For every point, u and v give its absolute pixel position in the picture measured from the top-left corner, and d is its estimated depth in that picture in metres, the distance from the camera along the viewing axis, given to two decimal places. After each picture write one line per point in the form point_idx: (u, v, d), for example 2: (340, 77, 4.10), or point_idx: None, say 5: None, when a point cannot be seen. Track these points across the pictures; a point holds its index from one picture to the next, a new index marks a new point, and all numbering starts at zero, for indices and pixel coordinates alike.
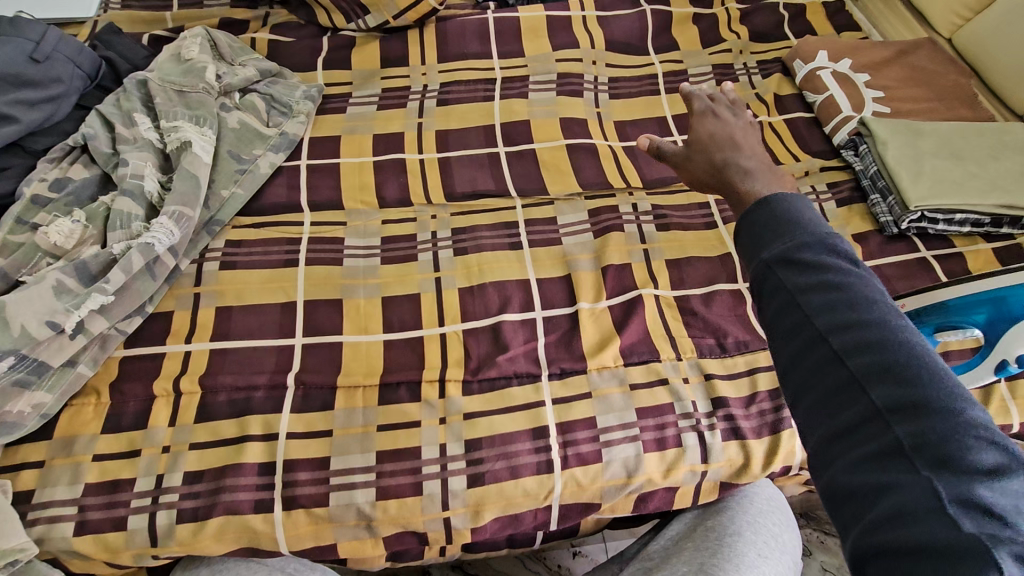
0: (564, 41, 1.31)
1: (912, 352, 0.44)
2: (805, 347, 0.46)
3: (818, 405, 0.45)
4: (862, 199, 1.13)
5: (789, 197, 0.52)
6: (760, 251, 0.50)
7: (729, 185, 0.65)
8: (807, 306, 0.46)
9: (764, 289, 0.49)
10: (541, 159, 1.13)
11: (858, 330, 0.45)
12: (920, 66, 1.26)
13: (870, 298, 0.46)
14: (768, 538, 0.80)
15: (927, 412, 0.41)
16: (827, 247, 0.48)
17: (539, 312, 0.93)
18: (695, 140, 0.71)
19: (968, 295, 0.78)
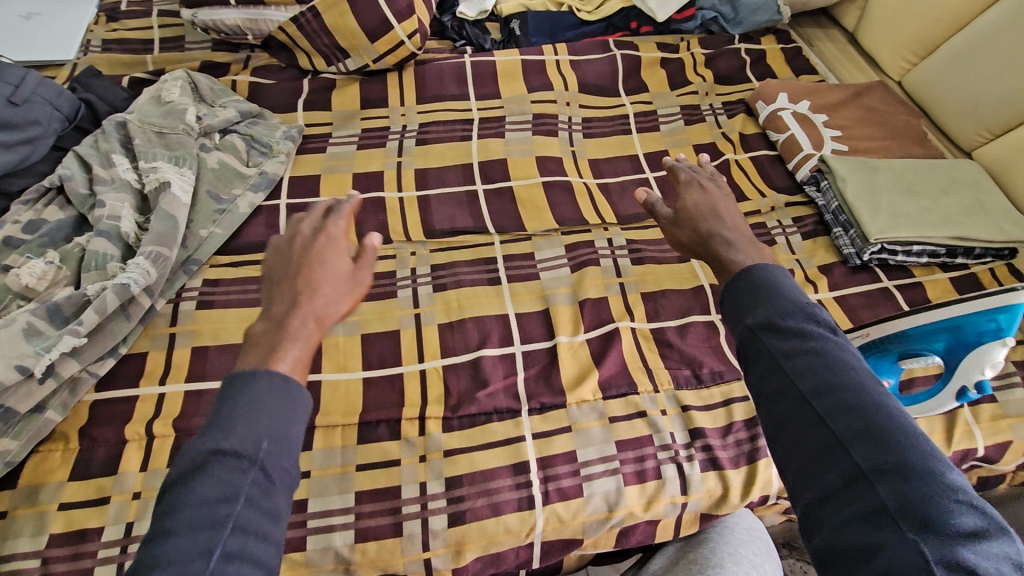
0: (539, 83, 1.37)
1: (890, 416, 0.47)
2: (790, 409, 0.49)
3: (805, 467, 0.48)
4: (825, 232, 1.18)
5: (770, 269, 0.57)
6: (745, 318, 0.55)
7: (714, 254, 0.68)
8: (791, 370, 0.50)
9: (749, 353, 0.53)
10: (518, 196, 1.16)
11: (839, 394, 0.48)
12: (873, 107, 1.34)
13: (847, 363, 0.50)
14: (749, 568, 0.80)
15: (908, 473, 0.44)
16: (806, 314, 0.53)
17: (518, 347, 0.94)
18: (682, 209, 0.75)
19: (934, 323, 0.81)
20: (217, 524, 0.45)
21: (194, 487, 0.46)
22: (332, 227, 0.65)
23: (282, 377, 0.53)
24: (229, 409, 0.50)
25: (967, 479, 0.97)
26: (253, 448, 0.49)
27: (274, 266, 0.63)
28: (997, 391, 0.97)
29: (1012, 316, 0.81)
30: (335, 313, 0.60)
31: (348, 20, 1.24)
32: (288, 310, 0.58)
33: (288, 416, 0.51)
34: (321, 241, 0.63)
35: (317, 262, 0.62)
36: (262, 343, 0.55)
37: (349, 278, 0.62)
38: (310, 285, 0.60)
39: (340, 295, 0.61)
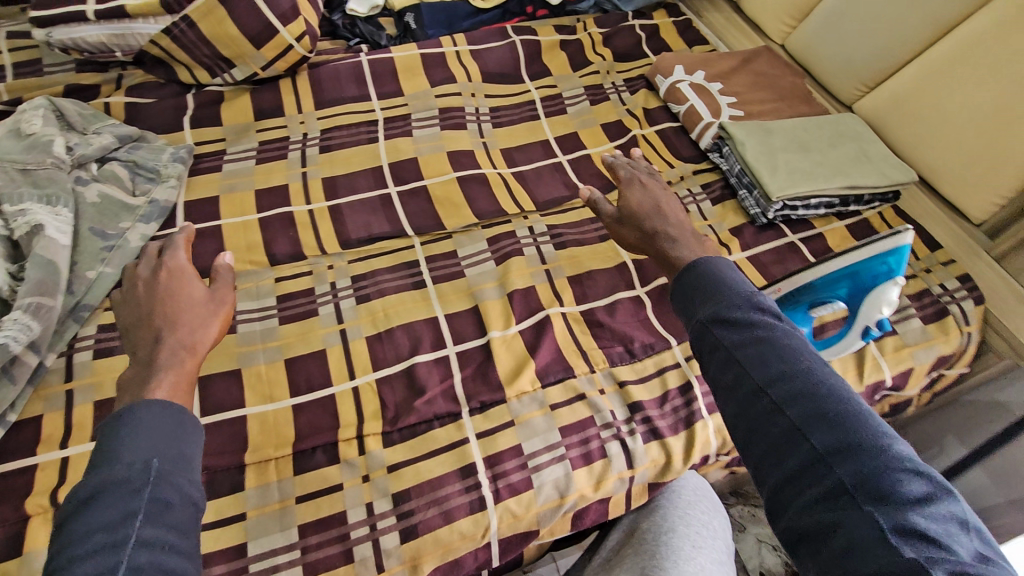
0: (442, 77, 1.34)
1: (840, 396, 0.49)
2: (744, 397, 0.52)
3: (764, 455, 0.49)
4: (732, 196, 1.24)
5: (720, 267, 0.61)
6: (698, 314, 0.58)
7: (658, 250, 0.75)
8: (742, 359, 0.53)
9: (704, 347, 0.56)
10: (433, 194, 1.14)
11: (789, 380, 0.50)
12: (762, 72, 1.42)
13: (795, 348, 0.53)
14: (699, 528, 0.84)
15: (860, 450, 0.46)
16: (753, 304, 0.56)
17: (451, 349, 0.92)
18: (628, 209, 0.84)
19: (834, 272, 0.87)
20: (118, 545, 0.47)
21: (89, 517, 0.48)
22: (169, 263, 0.80)
23: (162, 401, 0.58)
24: (112, 446, 0.53)
25: (881, 408, 1.06)
26: (143, 468, 0.52)
27: (130, 320, 0.74)
28: (897, 324, 1.06)
29: (900, 257, 0.87)
30: (205, 340, 0.73)
31: (227, 27, 1.16)
32: (154, 345, 0.69)
33: (174, 435, 0.56)
34: (170, 285, 0.77)
35: (170, 296, 0.76)
36: (133, 382, 0.65)
37: (205, 302, 0.77)
38: (170, 318, 0.73)
39: (203, 317, 0.75)
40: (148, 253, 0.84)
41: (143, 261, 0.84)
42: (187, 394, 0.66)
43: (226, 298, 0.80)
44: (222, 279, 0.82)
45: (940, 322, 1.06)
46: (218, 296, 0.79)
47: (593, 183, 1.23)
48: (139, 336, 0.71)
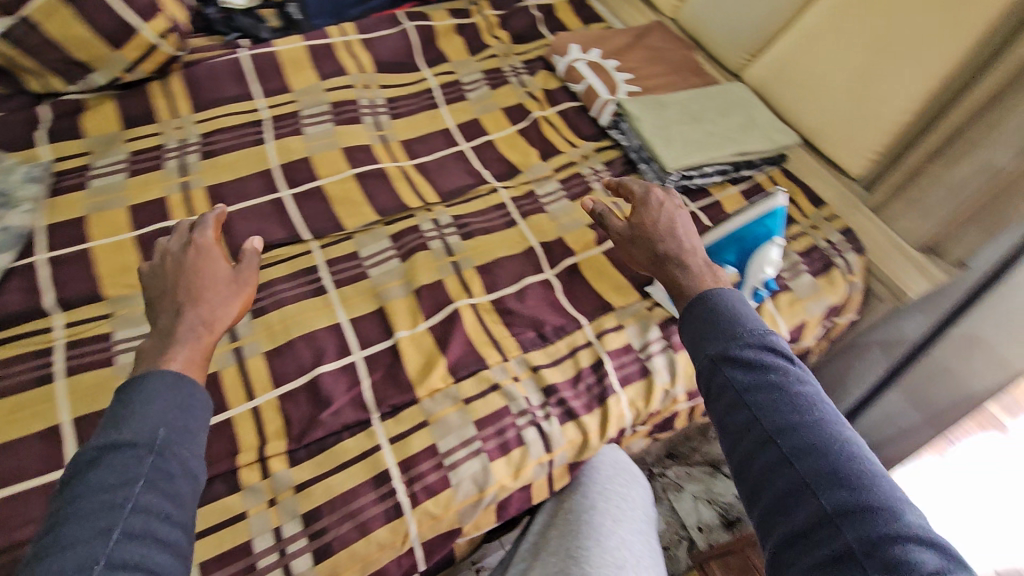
0: (332, 69, 1.28)
1: (849, 452, 0.54)
2: (755, 444, 0.57)
3: (774, 504, 0.54)
4: (634, 170, 1.25)
5: (739, 307, 0.66)
6: (712, 352, 0.63)
7: (670, 277, 0.80)
8: (754, 406, 0.58)
9: (714, 388, 0.62)
10: (330, 194, 1.08)
11: (800, 433, 0.56)
12: (656, 46, 1.44)
13: (805, 400, 0.58)
14: (619, 501, 0.86)
15: (868, 510, 0.50)
16: (764, 348, 0.62)
17: (357, 354, 0.89)
18: (640, 228, 0.87)
19: (717, 239, 0.92)
20: (119, 507, 0.53)
21: (95, 476, 0.54)
22: (199, 241, 0.83)
23: (175, 375, 0.64)
24: (126, 410, 0.59)
25: None
26: (150, 437, 0.57)
27: (155, 288, 0.80)
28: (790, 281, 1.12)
29: (777, 217, 0.91)
30: (223, 316, 0.78)
31: (78, 29, 1.05)
32: (175, 317, 0.74)
33: (184, 408, 0.61)
34: (198, 260, 0.81)
35: (197, 275, 0.79)
36: (151, 353, 0.70)
37: (230, 284, 0.81)
38: (195, 299, 0.77)
39: (226, 300, 0.80)
40: (178, 227, 0.85)
41: (173, 235, 0.85)
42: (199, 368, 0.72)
43: (249, 277, 0.84)
44: (247, 260, 0.85)
45: (828, 275, 1.13)
46: (243, 280, 0.83)
47: (498, 169, 1.21)
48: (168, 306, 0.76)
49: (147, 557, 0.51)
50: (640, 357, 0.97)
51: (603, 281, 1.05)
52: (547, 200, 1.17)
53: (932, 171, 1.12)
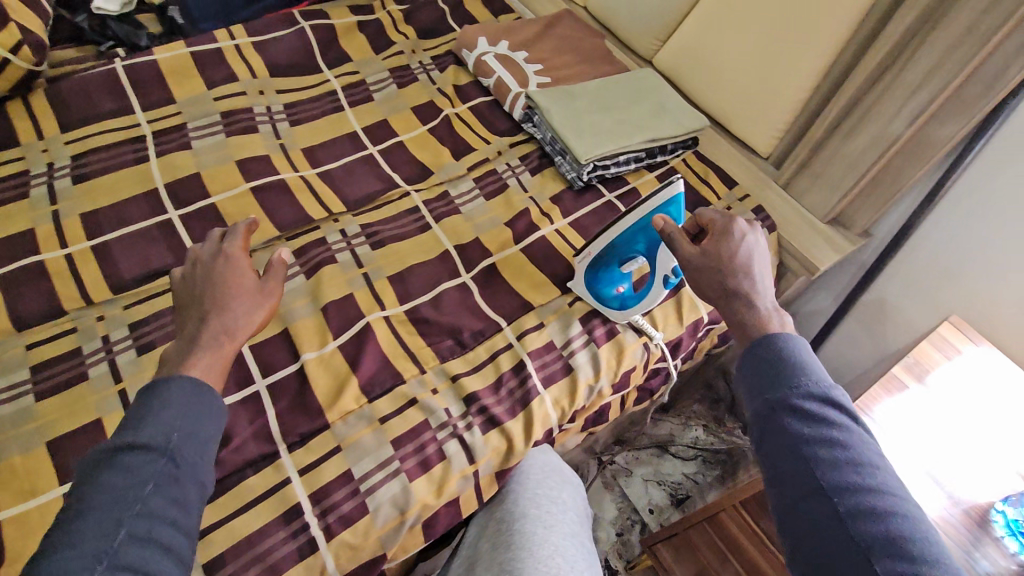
0: (221, 76, 1.19)
1: (909, 521, 0.54)
2: (810, 497, 0.57)
3: (824, 560, 0.54)
4: (550, 163, 1.23)
5: (804, 353, 0.66)
6: (772, 396, 0.63)
7: (734, 312, 0.76)
8: (811, 457, 0.58)
9: (770, 430, 0.62)
10: (224, 212, 1.01)
11: (860, 495, 0.55)
12: (565, 36, 1.42)
13: (865, 462, 0.58)
14: (549, 505, 0.85)
15: None
16: (826, 401, 0.62)
17: (261, 383, 0.83)
18: (712, 258, 0.80)
19: (626, 230, 0.91)
20: (128, 506, 0.52)
21: (105, 476, 0.53)
22: (229, 248, 0.73)
23: (194, 379, 0.62)
24: (145, 409, 0.58)
25: (709, 341, 1.12)
26: (163, 439, 0.56)
27: (183, 291, 0.71)
28: None
29: (681, 204, 0.90)
30: (244, 329, 0.69)
31: None
32: (198, 325, 0.67)
33: (196, 412, 0.60)
34: (228, 267, 0.72)
35: (222, 282, 0.70)
36: (174, 360, 0.64)
37: (257, 291, 0.72)
38: (219, 306, 0.69)
39: (252, 307, 0.71)
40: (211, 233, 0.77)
41: (204, 241, 0.76)
42: (219, 381, 0.65)
43: (276, 289, 0.74)
44: (276, 271, 0.75)
45: None
46: (270, 288, 0.74)
47: (408, 171, 1.16)
48: (193, 314, 0.68)
49: (148, 561, 0.51)
50: (562, 355, 0.95)
51: (522, 280, 1.03)
52: (461, 200, 1.13)
53: (831, 147, 1.15)
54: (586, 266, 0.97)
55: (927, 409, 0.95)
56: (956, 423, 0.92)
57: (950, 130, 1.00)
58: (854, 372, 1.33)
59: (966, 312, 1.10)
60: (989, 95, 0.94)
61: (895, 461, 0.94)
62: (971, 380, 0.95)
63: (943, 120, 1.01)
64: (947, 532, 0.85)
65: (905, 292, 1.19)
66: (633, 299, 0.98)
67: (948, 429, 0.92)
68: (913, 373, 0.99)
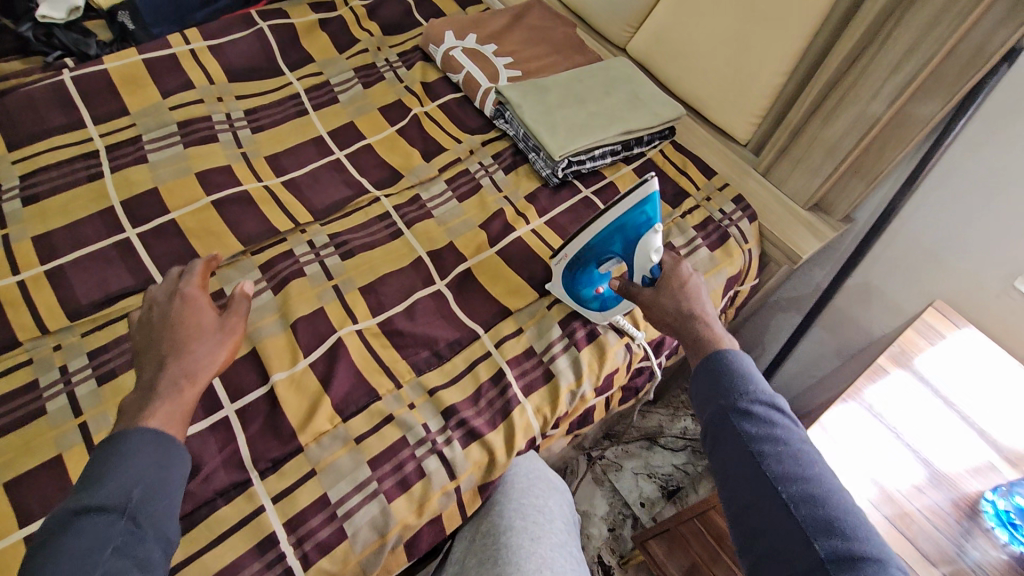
0: (177, 83, 1.14)
1: (840, 505, 0.62)
2: (760, 490, 0.64)
3: (774, 544, 0.61)
4: (524, 160, 1.19)
5: (747, 361, 0.73)
6: (724, 401, 0.70)
7: (691, 329, 0.80)
8: (759, 454, 0.65)
9: (724, 431, 0.68)
10: (185, 228, 0.97)
11: (803, 484, 0.63)
12: (535, 26, 1.38)
13: (804, 457, 0.65)
14: (535, 517, 0.83)
15: (858, 557, 0.58)
16: (771, 405, 0.69)
17: (229, 408, 0.80)
18: (667, 289, 0.86)
19: (600, 231, 0.88)
20: (93, 568, 0.53)
21: (67, 540, 0.54)
22: (186, 289, 0.75)
23: (154, 431, 0.63)
24: (103, 469, 0.59)
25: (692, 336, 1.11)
26: (124, 498, 0.57)
27: (142, 333, 0.73)
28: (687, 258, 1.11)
29: (655, 203, 0.86)
30: (208, 368, 0.70)
31: None
32: (157, 370, 0.68)
33: (157, 466, 0.61)
34: (185, 308, 0.73)
35: (180, 324, 0.72)
36: (132, 408, 0.65)
37: (217, 330, 0.74)
38: (179, 349, 0.70)
39: (214, 346, 0.72)
40: (168, 274, 0.78)
41: (161, 282, 0.78)
42: (180, 425, 0.66)
43: (238, 326, 0.76)
44: (237, 308, 0.77)
45: (724, 246, 1.13)
46: (231, 325, 0.75)
47: (377, 175, 1.12)
48: (152, 357, 0.69)
49: None
50: (542, 361, 0.93)
51: (498, 285, 1.00)
52: (433, 204, 1.10)
53: (811, 131, 1.12)
54: (563, 269, 0.95)
55: (912, 398, 0.91)
56: (936, 414, 0.89)
57: (931, 109, 0.98)
58: (840, 357, 1.33)
59: (950, 295, 1.10)
60: (969, 73, 0.91)
61: (882, 447, 0.86)
62: (951, 373, 0.94)
63: (923, 99, 0.98)
64: (938, 525, 0.79)
65: (890, 276, 1.18)
66: (613, 299, 0.95)
67: (933, 419, 0.89)
68: (898, 362, 0.95)
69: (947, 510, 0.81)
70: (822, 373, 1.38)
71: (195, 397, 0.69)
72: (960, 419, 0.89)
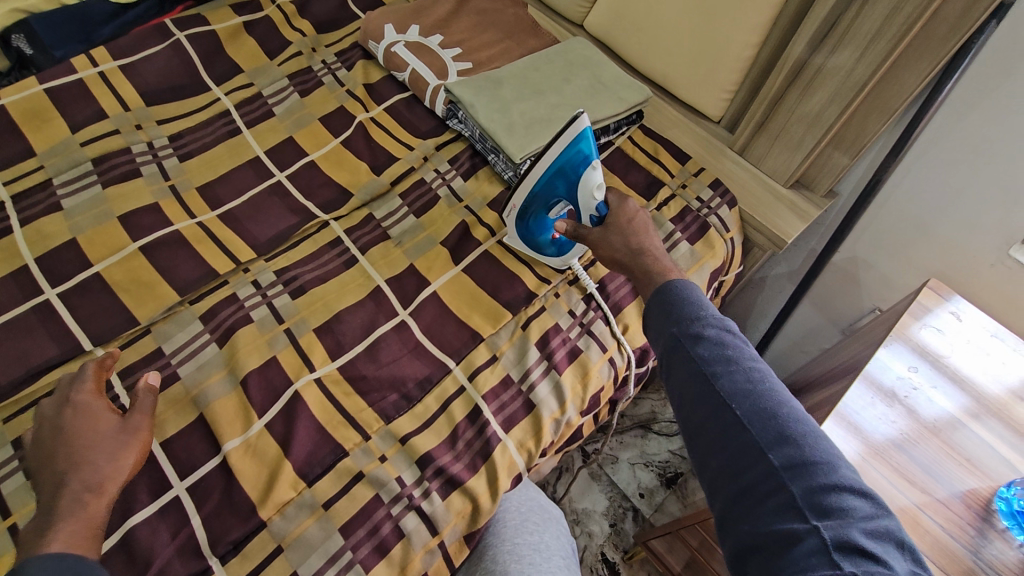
0: (88, 113, 1.02)
1: (795, 416, 0.57)
2: (713, 414, 0.59)
3: (726, 465, 0.56)
4: (484, 162, 1.10)
5: (693, 285, 0.68)
6: (671, 327, 0.64)
7: (637, 265, 0.75)
8: (710, 374, 0.60)
9: (673, 355, 0.63)
10: (112, 281, 0.87)
11: (755, 398, 0.58)
12: (482, 9, 1.26)
13: (757, 374, 0.60)
14: (531, 553, 0.77)
15: (812, 464, 0.53)
16: (721, 326, 0.63)
17: (180, 487, 0.72)
18: (615, 225, 0.82)
19: (541, 176, 0.86)
20: None
21: None
22: (76, 396, 0.70)
23: (55, 554, 0.58)
24: None
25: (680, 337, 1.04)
26: None
27: (36, 455, 0.67)
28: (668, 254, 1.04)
29: (590, 138, 0.83)
30: (114, 477, 0.66)
31: None
32: (55, 491, 0.63)
33: None
34: (78, 417, 0.68)
35: (75, 435, 0.67)
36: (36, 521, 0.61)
37: (120, 433, 0.69)
38: (76, 462, 0.65)
39: (116, 452, 0.67)
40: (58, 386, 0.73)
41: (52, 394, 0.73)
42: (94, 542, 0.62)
43: (143, 423, 0.71)
44: (141, 402, 0.72)
45: (705, 238, 1.07)
46: (134, 424, 0.70)
47: (324, 195, 1.02)
48: (49, 477, 0.64)
49: None
50: (521, 390, 0.86)
51: (468, 307, 0.92)
52: (389, 222, 1.01)
53: (788, 105, 1.04)
54: (515, 220, 0.94)
55: (916, 383, 0.86)
56: (940, 402, 0.84)
57: (915, 74, 0.90)
58: (832, 333, 1.28)
59: (943, 270, 1.04)
60: (957, 34, 0.84)
61: (892, 443, 0.80)
62: (958, 356, 0.90)
63: (904, 65, 0.91)
64: (952, 529, 0.73)
65: (878, 249, 1.12)
66: (569, 243, 0.94)
67: (929, 402, 0.84)
68: (888, 345, 0.90)
69: (961, 515, 0.74)
70: (815, 349, 1.33)
71: (104, 508, 0.64)
72: (960, 400, 0.85)
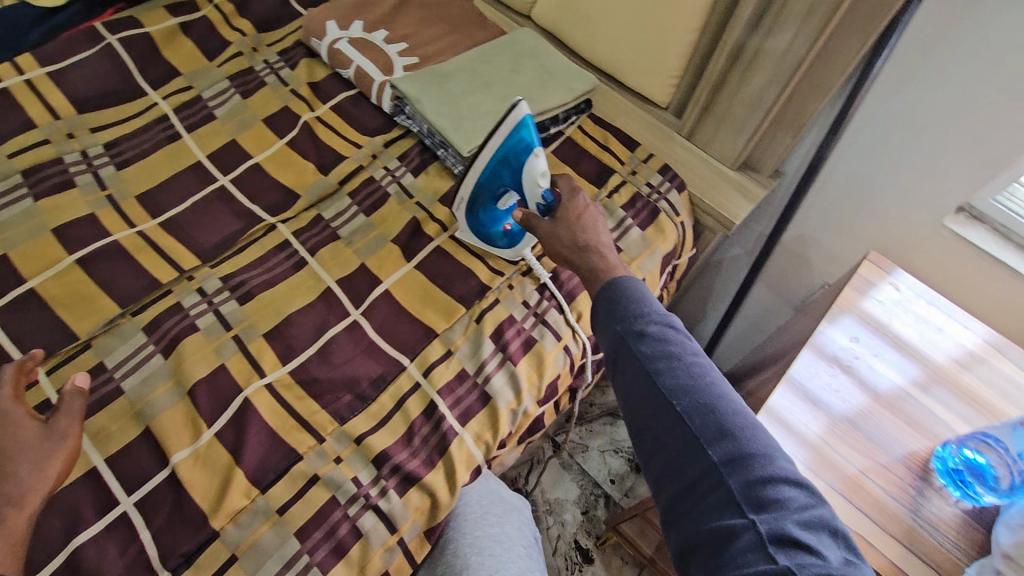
0: (15, 123, 0.98)
1: (733, 410, 0.58)
2: (656, 409, 0.60)
3: (670, 460, 0.58)
4: (434, 157, 1.09)
5: (638, 284, 0.68)
6: (616, 325, 0.65)
7: (583, 261, 0.77)
8: (653, 371, 0.61)
9: (618, 353, 0.64)
10: (49, 296, 0.84)
11: (696, 394, 0.59)
12: (427, 3, 1.25)
13: (698, 369, 0.61)
14: (492, 545, 0.78)
15: (749, 458, 0.55)
16: (664, 322, 0.64)
17: (127, 502, 0.71)
18: (562, 219, 0.83)
19: (484, 169, 0.86)
20: None
21: None
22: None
23: None
24: None
25: None
26: None
27: None
28: (620, 241, 1.05)
29: (531, 126, 0.83)
30: (40, 485, 0.65)
31: None
32: None
33: None
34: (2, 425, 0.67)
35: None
36: None
37: (46, 439, 0.68)
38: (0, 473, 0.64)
39: (42, 460, 0.66)
40: None
41: None
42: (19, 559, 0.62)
43: (71, 428, 0.70)
44: (69, 408, 0.71)
45: (656, 223, 1.08)
46: (61, 429, 0.69)
47: (271, 198, 1.00)
48: None
49: None
50: (477, 383, 0.86)
51: (421, 304, 0.92)
52: (339, 222, 1.00)
53: (730, 89, 1.06)
54: (465, 213, 0.93)
55: (861, 355, 0.88)
56: (883, 371, 0.87)
57: (847, 54, 0.92)
58: (786, 311, 1.32)
59: (886, 243, 1.08)
60: (882, 13, 0.86)
61: (840, 415, 0.82)
62: (900, 326, 0.93)
63: (837, 45, 0.93)
64: (894, 492, 0.76)
65: (824, 227, 1.15)
66: (520, 233, 0.94)
67: (874, 372, 0.87)
68: (834, 319, 0.93)
69: (902, 476, 0.77)
70: (772, 327, 1.36)
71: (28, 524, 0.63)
72: (902, 369, 0.88)
